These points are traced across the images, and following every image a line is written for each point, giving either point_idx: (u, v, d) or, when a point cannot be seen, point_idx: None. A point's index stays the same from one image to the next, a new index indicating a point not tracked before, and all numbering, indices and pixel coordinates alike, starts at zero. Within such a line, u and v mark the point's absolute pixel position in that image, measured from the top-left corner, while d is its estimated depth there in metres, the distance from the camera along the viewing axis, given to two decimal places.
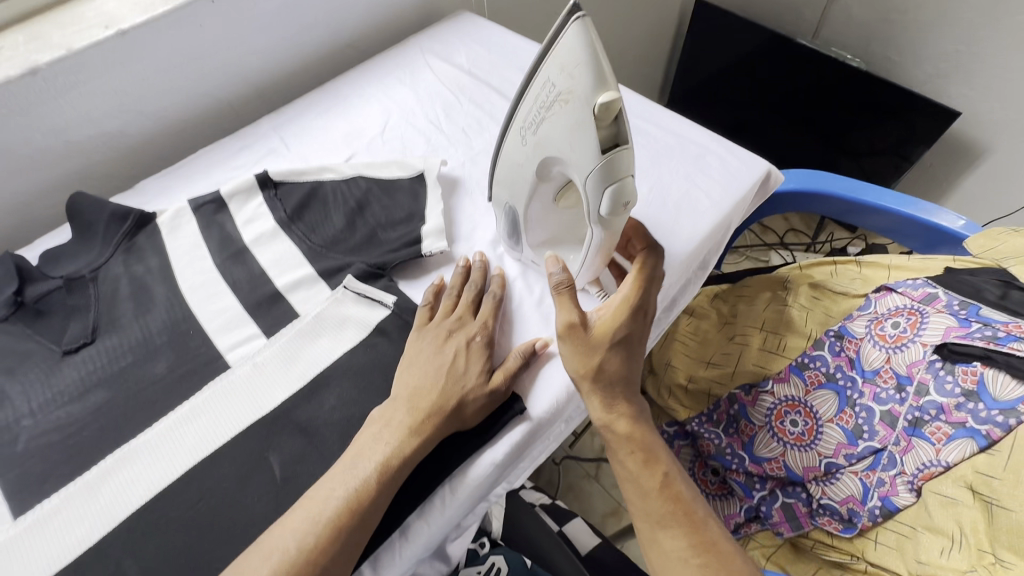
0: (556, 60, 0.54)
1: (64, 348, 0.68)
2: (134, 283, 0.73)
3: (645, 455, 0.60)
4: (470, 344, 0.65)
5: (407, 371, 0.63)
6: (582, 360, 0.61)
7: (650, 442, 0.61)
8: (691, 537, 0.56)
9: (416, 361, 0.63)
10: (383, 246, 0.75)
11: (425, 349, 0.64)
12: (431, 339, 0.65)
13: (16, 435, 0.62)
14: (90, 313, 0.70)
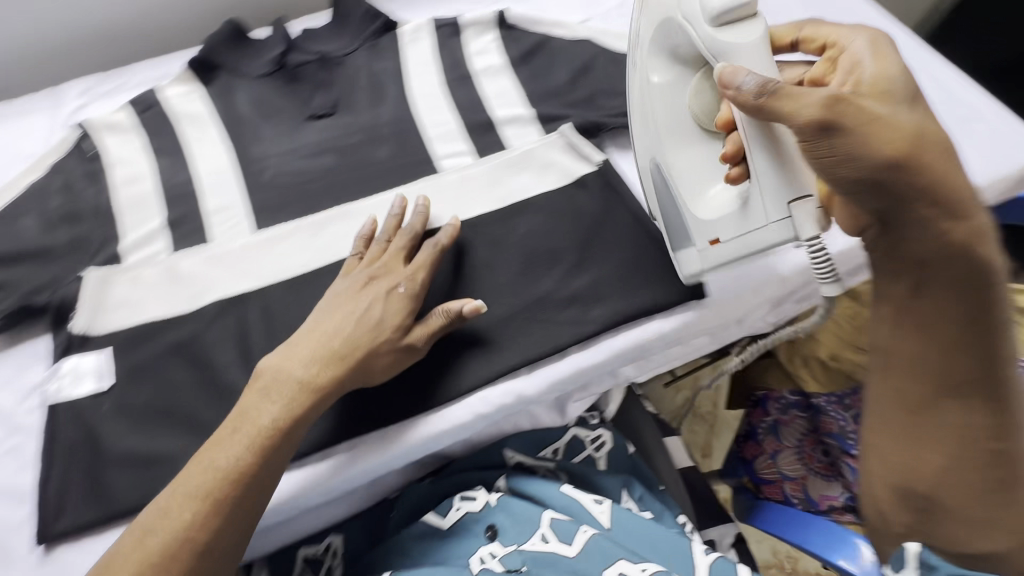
0: None
1: (310, 112, 0.76)
2: (372, 77, 0.79)
3: (953, 333, 0.48)
4: (390, 293, 0.59)
5: (321, 317, 0.58)
6: (865, 167, 0.44)
7: (973, 313, 0.47)
8: (968, 429, 0.50)
9: (332, 309, 0.58)
10: (601, 109, 0.75)
11: (371, 298, 0.59)
12: (348, 284, 0.60)
13: (263, 169, 0.72)
14: (334, 91, 0.78)
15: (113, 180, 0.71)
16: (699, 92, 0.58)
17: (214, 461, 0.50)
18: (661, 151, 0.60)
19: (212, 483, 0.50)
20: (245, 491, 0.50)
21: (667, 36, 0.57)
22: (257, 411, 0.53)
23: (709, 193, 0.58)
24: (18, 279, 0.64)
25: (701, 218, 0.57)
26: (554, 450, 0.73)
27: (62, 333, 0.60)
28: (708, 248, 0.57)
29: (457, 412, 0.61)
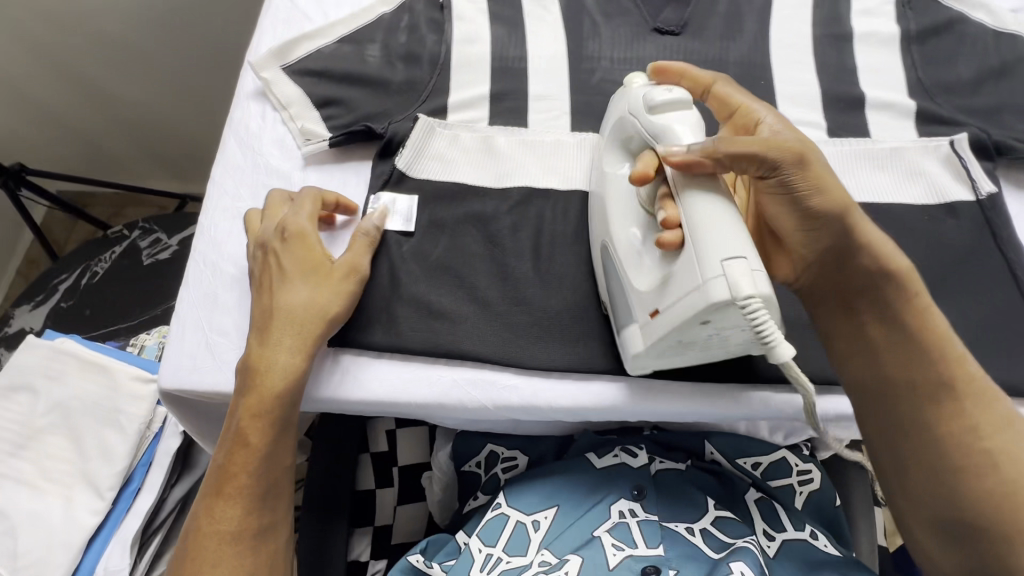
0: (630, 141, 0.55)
1: (655, 26, 0.69)
2: (733, 5, 0.70)
3: (911, 368, 0.51)
4: (345, 276, 0.55)
5: (281, 287, 0.53)
6: (785, 222, 0.52)
7: (916, 360, 0.50)
8: (961, 485, 0.49)
9: (291, 283, 0.54)
10: (1005, 129, 0.63)
11: (295, 279, 0.54)
12: (292, 254, 0.54)
13: (593, 70, 0.68)
14: (689, 9, 0.70)
15: (452, 34, 0.70)
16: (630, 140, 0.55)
17: (268, 356, 0.52)
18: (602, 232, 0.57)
19: (269, 375, 0.51)
20: (299, 371, 0.52)
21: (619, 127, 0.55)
22: (291, 308, 0.53)
23: (673, 284, 0.47)
24: (354, 101, 0.67)
25: (642, 285, 0.50)
26: (757, 464, 0.67)
27: (385, 163, 0.64)
28: (652, 325, 0.49)
29: (728, 396, 0.58)
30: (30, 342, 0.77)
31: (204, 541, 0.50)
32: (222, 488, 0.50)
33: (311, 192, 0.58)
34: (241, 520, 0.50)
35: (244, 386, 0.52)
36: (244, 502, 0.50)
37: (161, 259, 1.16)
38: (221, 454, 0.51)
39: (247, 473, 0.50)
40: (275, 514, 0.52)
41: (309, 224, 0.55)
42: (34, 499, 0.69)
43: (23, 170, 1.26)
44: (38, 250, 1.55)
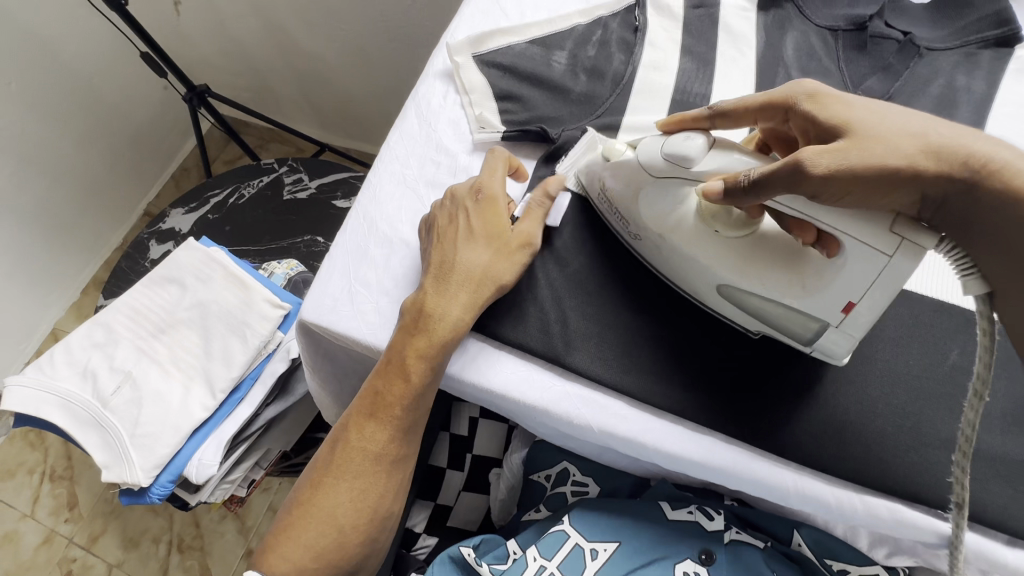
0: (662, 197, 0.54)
1: (855, 94, 0.66)
2: (949, 90, 0.65)
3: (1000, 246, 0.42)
4: (514, 251, 0.58)
5: (464, 249, 0.57)
6: (828, 194, 0.43)
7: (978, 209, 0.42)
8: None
9: (469, 243, 0.57)
10: None
11: (477, 242, 0.57)
12: (472, 227, 0.57)
13: None
14: (898, 84, 0.66)
15: (641, 57, 0.70)
16: (663, 190, 0.54)
17: (442, 306, 0.55)
18: (693, 284, 0.57)
19: (441, 325, 0.55)
20: (465, 326, 0.56)
21: (624, 178, 0.56)
22: (471, 268, 0.56)
23: (817, 282, 0.49)
24: (534, 102, 0.69)
25: (828, 318, 0.50)
26: (844, 571, 0.62)
27: (547, 168, 0.66)
28: (842, 323, 0.50)
29: (849, 494, 0.52)
30: (189, 243, 0.85)
31: (352, 450, 0.57)
32: (375, 413, 0.56)
33: (501, 154, 0.62)
34: (386, 445, 0.57)
35: (414, 327, 0.55)
36: (393, 430, 0.57)
37: (299, 198, 1.25)
38: (379, 379, 0.56)
39: (400, 406, 0.56)
40: (411, 445, 0.59)
41: (501, 191, 0.60)
42: (161, 380, 0.78)
43: (206, 90, 1.40)
44: (192, 161, 1.74)
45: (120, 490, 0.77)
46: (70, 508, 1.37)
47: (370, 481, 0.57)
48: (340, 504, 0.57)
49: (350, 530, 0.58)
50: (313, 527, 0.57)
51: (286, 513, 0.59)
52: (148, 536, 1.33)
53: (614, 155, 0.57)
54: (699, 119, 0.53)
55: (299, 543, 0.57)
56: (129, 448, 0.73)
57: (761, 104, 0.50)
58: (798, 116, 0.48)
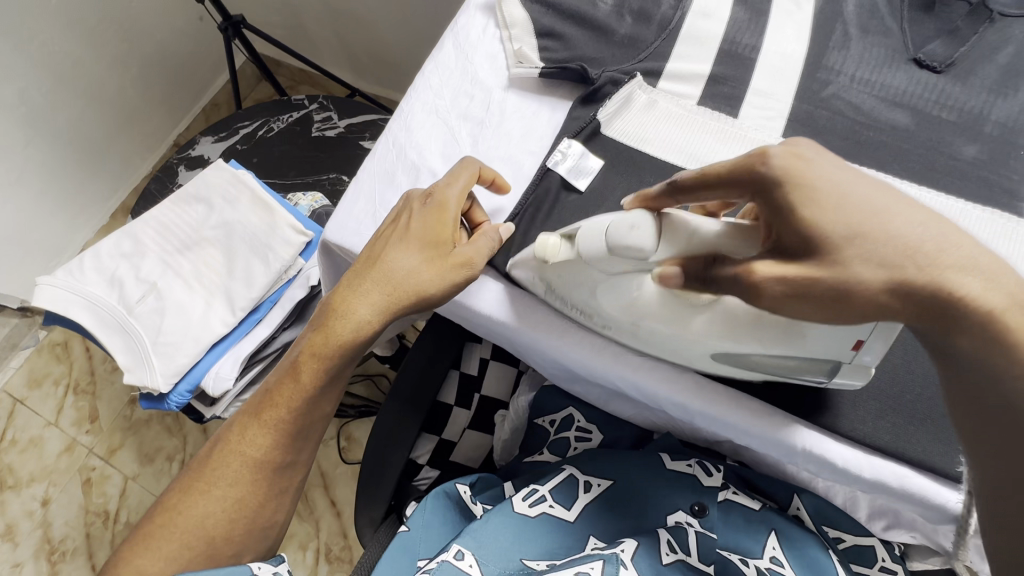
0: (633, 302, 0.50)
1: (915, 56, 0.63)
2: (1018, 60, 0.61)
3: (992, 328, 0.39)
4: (450, 264, 0.54)
5: (393, 249, 0.54)
6: (865, 309, 0.39)
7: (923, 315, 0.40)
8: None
9: (405, 240, 0.54)
10: None
11: (412, 245, 0.54)
12: (410, 253, 0.54)
13: (828, 83, 0.63)
14: (964, 50, 0.62)
15: (692, 3, 0.67)
16: (615, 288, 0.50)
17: (351, 305, 0.55)
18: (688, 357, 0.53)
19: (343, 323, 0.55)
20: (366, 331, 0.55)
21: (573, 279, 0.52)
22: (393, 271, 0.54)
23: (811, 338, 0.46)
24: (575, 41, 0.67)
25: (839, 357, 0.47)
26: (839, 538, 0.61)
27: (582, 110, 0.65)
28: (854, 360, 0.47)
29: (857, 456, 0.51)
30: (218, 163, 0.86)
31: (230, 454, 0.59)
32: (261, 415, 0.58)
33: (470, 164, 0.57)
34: (267, 450, 0.58)
35: (317, 326, 0.56)
36: (282, 429, 0.58)
37: (327, 136, 1.25)
38: (273, 381, 0.59)
39: (287, 408, 0.58)
40: (298, 452, 0.60)
41: (454, 201, 0.55)
42: (185, 293, 0.80)
43: (241, 21, 1.38)
44: (223, 95, 1.74)
45: (140, 394, 0.80)
46: (91, 421, 1.44)
47: (248, 484, 0.58)
48: (211, 512, 0.57)
49: (222, 540, 0.57)
50: (174, 536, 0.56)
51: (143, 528, 0.58)
52: (163, 453, 1.40)
53: (551, 252, 0.51)
54: (651, 202, 0.48)
55: (157, 555, 0.55)
56: (150, 354, 0.76)
57: (729, 175, 0.42)
58: (770, 200, 0.40)
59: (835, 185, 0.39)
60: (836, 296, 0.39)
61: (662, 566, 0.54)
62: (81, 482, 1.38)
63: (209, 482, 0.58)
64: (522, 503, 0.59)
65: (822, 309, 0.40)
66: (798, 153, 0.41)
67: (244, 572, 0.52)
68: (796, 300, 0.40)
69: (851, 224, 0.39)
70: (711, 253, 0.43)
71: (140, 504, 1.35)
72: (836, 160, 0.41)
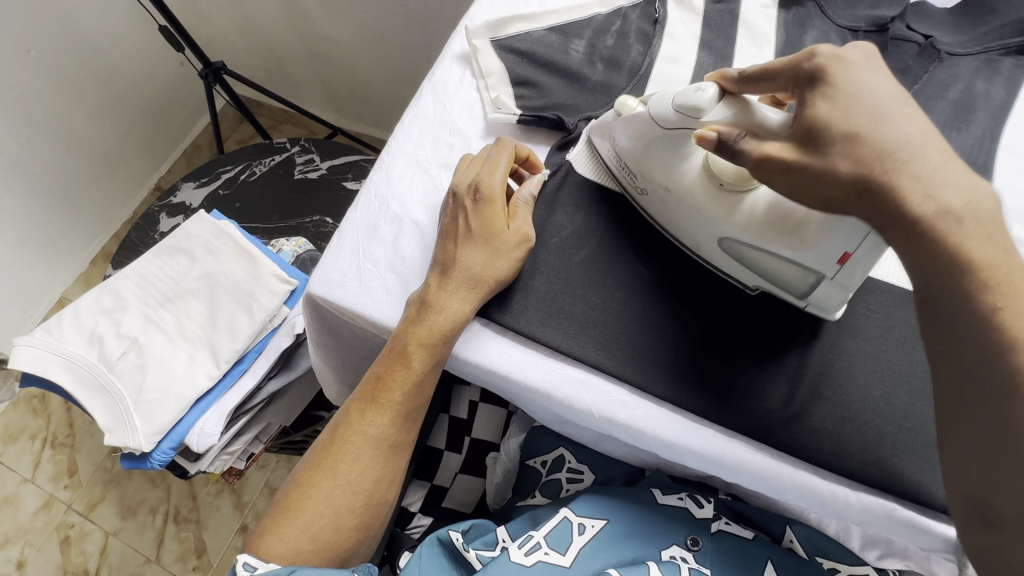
0: (672, 172, 0.56)
1: None
2: (968, 96, 0.65)
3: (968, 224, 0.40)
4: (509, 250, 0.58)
5: (467, 248, 0.58)
6: (833, 197, 0.43)
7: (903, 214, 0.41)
8: None
9: (477, 233, 0.58)
10: None
11: (478, 241, 0.58)
12: (483, 228, 0.58)
13: None
14: (916, 87, 0.65)
15: (660, 49, 0.70)
16: (670, 143, 0.55)
17: (443, 299, 0.57)
18: (695, 238, 0.58)
19: (439, 316, 0.56)
20: (462, 320, 0.57)
21: (638, 135, 0.57)
22: (471, 268, 0.57)
23: (811, 233, 0.49)
24: (550, 88, 0.69)
25: (824, 269, 0.50)
26: (834, 570, 0.61)
27: (559, 156, 0.67)
28: (837, 275, 0.50)
29: (845, 490, 0.52)
30: (200, 215, 0.86)
31: (353, 435, 0.59)
32: (376, 397, 0.58)
33: (506, 144, 0.62)
34: (382, 432, 0.59)
35: (416, 317, 0.57)
36: (392, 415, 0.59)
37: (309, 177, 1.26)
38: (381, 366, 0.59)
39: (400, 393, 0.58)
40: (409, 432, 0.61)
41: (500, 189, 0.59)
42: (168, 348, 0.79)
43: (222, 67, 1.40)
44: (205, 138, 1.74)
45: (121, 454, 0.78)
46: (70, 475, 1.39)
47: (363, 470, 0.59)
48: (341, 487, 0.58)
49: (350, 513, 0.59)
50: (312, 510, 0.58)
51: (284, 498, 0.60)
52: (146, 506, 1.35)
53: (626, 111, 0.57)
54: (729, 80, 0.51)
55: (298, 523, 0.58)
56: (132, 412, 0.74)
57: (778, 71, 0.47)
58: (812, 80, 0.44)
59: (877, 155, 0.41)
60: (804, 181, 0.44)
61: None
62: (59, 541, 1.33)
63: (329, 467, 0.59)
64: (518, 551, 0.58)
65: (795, 188, 0.44)
66: (843, 59, 0.45)
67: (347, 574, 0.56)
68: (782, 176, 0.45)
69: (852, 124, 0.42)
70: (744, 130, 0.48)
71: (121, 561, 1.30)
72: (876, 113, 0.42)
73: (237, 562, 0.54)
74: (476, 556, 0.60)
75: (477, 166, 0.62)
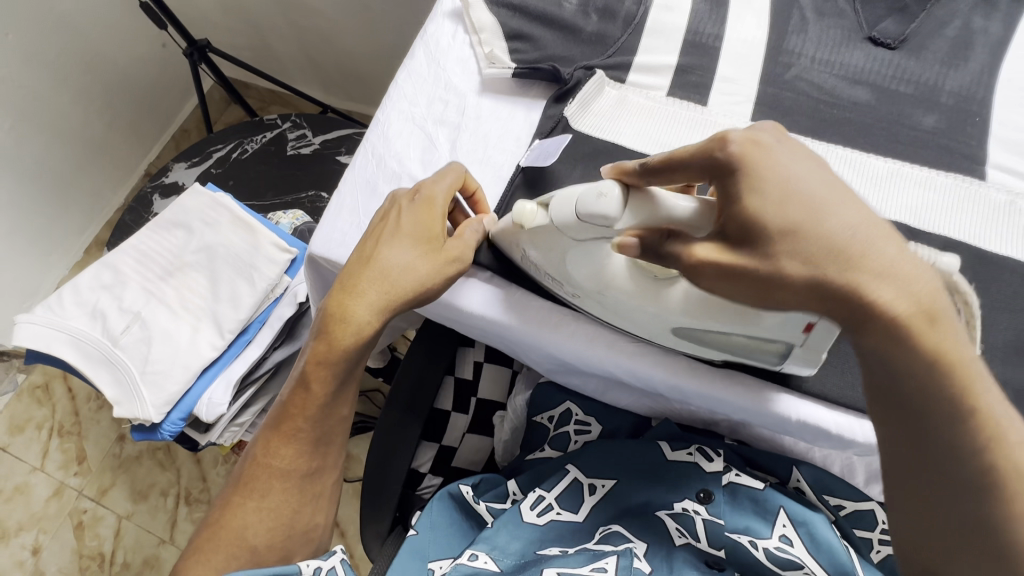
0: (607, 282, 0.52)
1: (870, 35, 0.65)
2: (965, 31, 0.64)
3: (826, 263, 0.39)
4: (435, 265, 0.55)
5: (385, 246, 0.55)
6: (787, 297, 0.40)
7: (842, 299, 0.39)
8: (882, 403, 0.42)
9: (399, 235, 0.55)
10: None
11: (404, 241, 0.54)
12: (404, 244, 0.54)
13: (790, 65, 0.65)
14: (914, 25, 0.65)
15: None
16: (586, 253, 0.51)
17: (350, 309, 0.54)
18: (646, 327, 0.55)
19: (344, 329, 0.54)
20: (368, 328, 0.54)
21: (544, 241, 0.53)
22: (390, 265, 0.54)
23: (765, 317, 0.46)
24: (544, 41, 0.68)
25: (792, 340, 0.48)
26: (840, 506, 0.62)
27: (557, 108, 0.66)
28: (806, 342, 0.48)
29: (849, 421, 0.54)
30: (195, 188, 0.85)
31: (260, 468, 0.58)
32: (280, 427, 0.58)
33: (457, 168, 0.58)
34: (292, 461, 0.58)
35: (319, 333, 0.56)
36: (298, 445, 0.58)
37: (302, 153, 1.24)
38: (287, 392, 0.59)
39: (303, 419, 0.57)
40: (322, 459, 0.60)
41: (442, 195, 0.56)
42: (170, 320, 0.79)
43: (206, 44, 1.36)
44: (193, 122, 1.72)
45: (131, 426, 0.78)
46: (79, 462, 1.40)
47: (279, 500, 0.57)
48: (252, 524, 0.57)
49: (266, 551, 0.57)
50: (224, 550, 0.56)
51: (199, 535, 0.58)
52: (156, 489, 1.36)
53: (527, 218, 0.53)
54: (628, 175, 0.47)
55: (207, 565, 0.55)
56: (140, 385, 0.74)
57: (688, 161, 0.43)
58: (729, 179, 0.41)
59: (789, 177, 0.40)
60: (755, 285, 0.41)
61: (674, 547, 0.56)
62: (72, 526, 1.34)
63: (241, 503, 0.57)
64: (530, 512, 0.59)
65: (746, 292, 0.41)
66: (758, 141, 0.41)
67: (293, 571, 0.52)
68: (723, 280, 0.42)
69: (788, 218, 0.39)
70: (662, 230, 0.45)
71: (136, 543, 1.32)
72: (795, 154, 0.41)
73: None
74: (486, 510, 0.62)
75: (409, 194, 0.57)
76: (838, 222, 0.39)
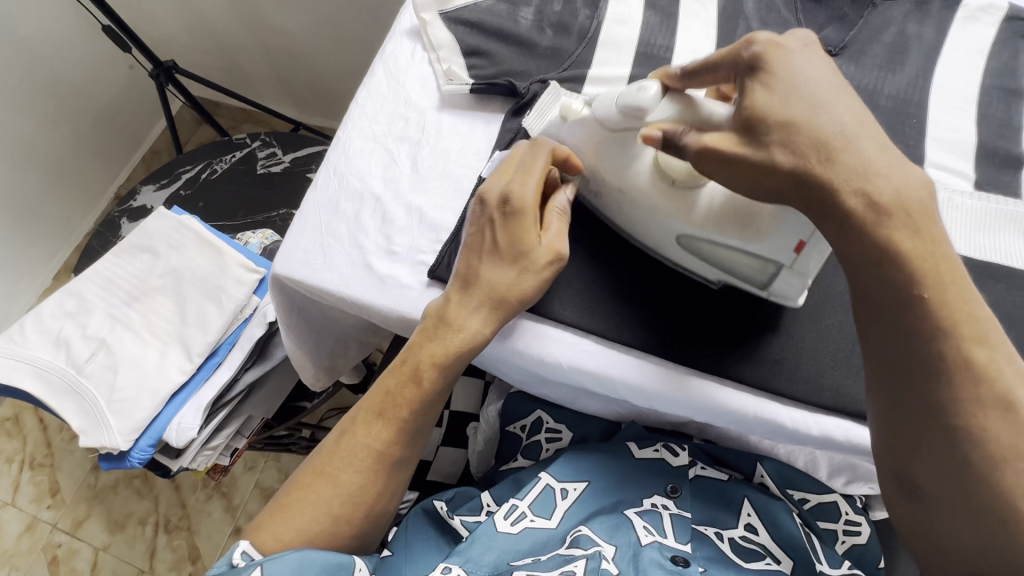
0: (632, 192, 0.56)
1: None
2: (901, 37, 0.67)
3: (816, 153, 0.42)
4: (535, 270, 0.55)
5: (490, 264, 0.56)
6: (775, 187, 0.44)
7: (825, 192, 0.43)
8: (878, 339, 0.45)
9: (502, 250, 0.55)
10: None
11: (506, 261, 0.55)
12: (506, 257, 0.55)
13: None
14: (853, 33, 0.68)
15: (606, 11, 0.71)
16: (620, 147, 0.56)
17: (463, 317, 0.55)
18: (656, 237, 0.58)
19: (457, 334, 0.55)
20: (480, 340, 0.55)
21: (579, 135, 0.58)
22: (494, 282, 0.55)
23: (766, 225, 0.50)
24: (500, 56, 0.70)
25: (782, 257, 0.51)
26: (804, 499, 0.64)
27: (515, 121, 0.68)
28: (795, 263, 0.51)
29: (803, 416, 0.55)
30: (160, 212, 0.85)
31: (356, 444, 0.57)
32: (384, 412, 0.57)
33: (543, 144, 0.57)
34: (389, 447, 0.57)
35: (435, 331, 0.56)
36: (395, 431, 0.57)
37: (273, 171, 1.24)
38: (393, 380, 0.57)
39: (410, 411, 0.57)
40: (413, 451, 0.59)
41: (531, 201, 0.55)
42: (137, 346, 0.78)
43: (173, 65, 1.36)
44: (163, 143, 1.70)
45: (99, 456, 0.77)
46: (52, 494, 1.36)
47: (362, 480, 0.56)
48: (338, 495, 0.56)
49: (344, 523, 0.56)
50: (307, 513, 0.55)
51: (282, 494, 0.57)
52: (134, 518, 1.33)
53: (572, 114, 0.59)
54: (671, 78, 0.52)
55: (292, 526, 0.55)
56: (106, 413, 0.73)
57: (718, 60, 0.48)
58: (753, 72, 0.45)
59: (800, 74, 0.44)
60: (747, 170, 0.44)
61: (641, 545, 0.55)
62: (47, 561, 1.31)
63: (326, 473, 0.56)
64: (504, 521, 0.58)
65: (740, 177, 0.45)
66: (781, 45, 0.45)
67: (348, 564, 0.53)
68: (723, 166, 0.45)
69: (790, 112, 0.43)
70: (687, 125, 0.48)
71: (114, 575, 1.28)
72: (814, 58, 0.45)
73: (233, 551, 0.52)
74: (461, 523, 0.61)
75: (508, 173, 0.57)
76: (833, 121, 0.43)
